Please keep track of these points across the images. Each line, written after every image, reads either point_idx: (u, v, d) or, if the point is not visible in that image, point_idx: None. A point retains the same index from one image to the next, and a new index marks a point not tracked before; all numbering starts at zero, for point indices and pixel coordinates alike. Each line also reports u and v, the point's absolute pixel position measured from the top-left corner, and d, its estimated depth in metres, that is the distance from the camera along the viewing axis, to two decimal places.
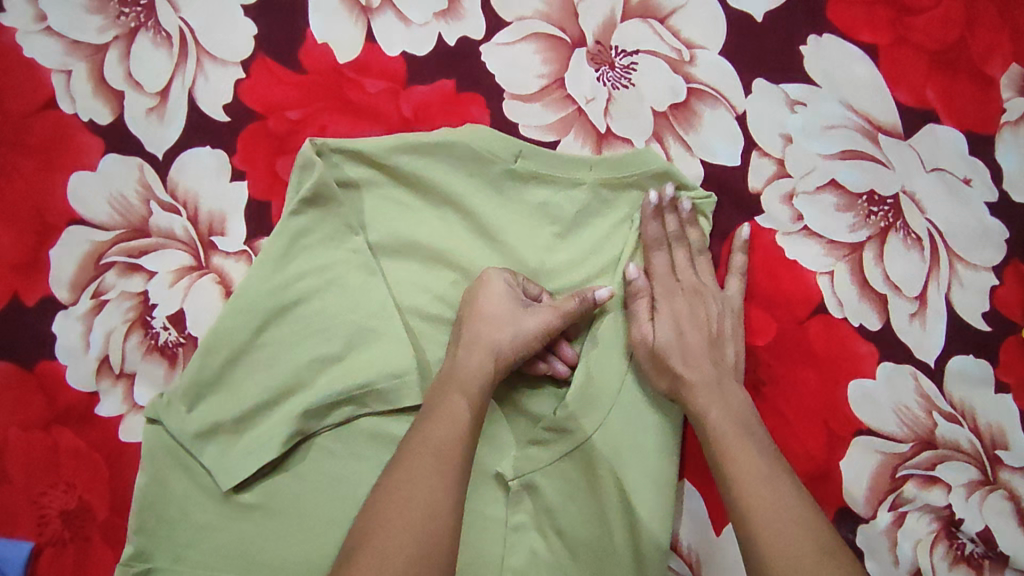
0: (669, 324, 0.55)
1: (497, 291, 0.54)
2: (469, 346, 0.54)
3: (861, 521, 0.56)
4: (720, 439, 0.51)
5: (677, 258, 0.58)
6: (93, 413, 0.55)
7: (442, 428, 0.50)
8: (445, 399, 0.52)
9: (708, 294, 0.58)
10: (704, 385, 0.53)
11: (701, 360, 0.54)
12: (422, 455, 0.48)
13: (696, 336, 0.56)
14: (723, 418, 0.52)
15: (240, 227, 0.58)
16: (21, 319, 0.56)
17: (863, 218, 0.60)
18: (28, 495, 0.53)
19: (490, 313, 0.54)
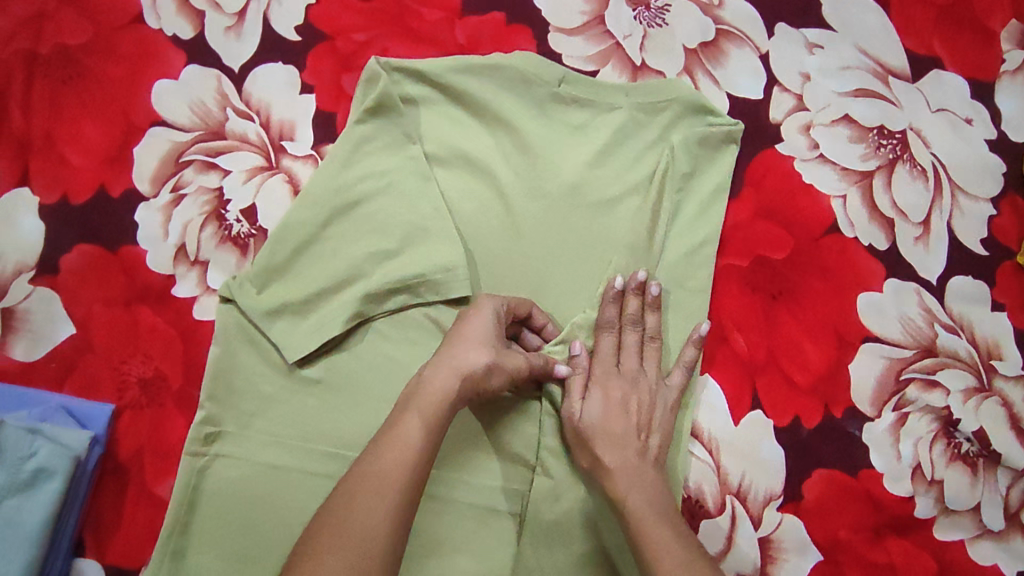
0: (600, 404, 0.55)
1: (480, 316, 0.53)
2: (440, 365, 0.50)
3: (867, 419, 0.61)
4: (637, 518, 0.50)
5: (626, 340, 0.58)
6: (170, 294, 0.60)
7: (392, 454, 0.46)
8: (400, 424, 0.47)
9: (643, 381, 0.58)
10: (626, 472, 0.53)
11: (624, 447, 0.54)
12: (365, 488, 0.44)
13: (624, 426, 0.55)
14: (637, 502, 0.51)
15: (307, 135, 0.63)
16: (107, 206, 0.61)
17: (874, 149, 0.66)
18: (111, 364, 0.59)
19: (469, 338, 0.51)
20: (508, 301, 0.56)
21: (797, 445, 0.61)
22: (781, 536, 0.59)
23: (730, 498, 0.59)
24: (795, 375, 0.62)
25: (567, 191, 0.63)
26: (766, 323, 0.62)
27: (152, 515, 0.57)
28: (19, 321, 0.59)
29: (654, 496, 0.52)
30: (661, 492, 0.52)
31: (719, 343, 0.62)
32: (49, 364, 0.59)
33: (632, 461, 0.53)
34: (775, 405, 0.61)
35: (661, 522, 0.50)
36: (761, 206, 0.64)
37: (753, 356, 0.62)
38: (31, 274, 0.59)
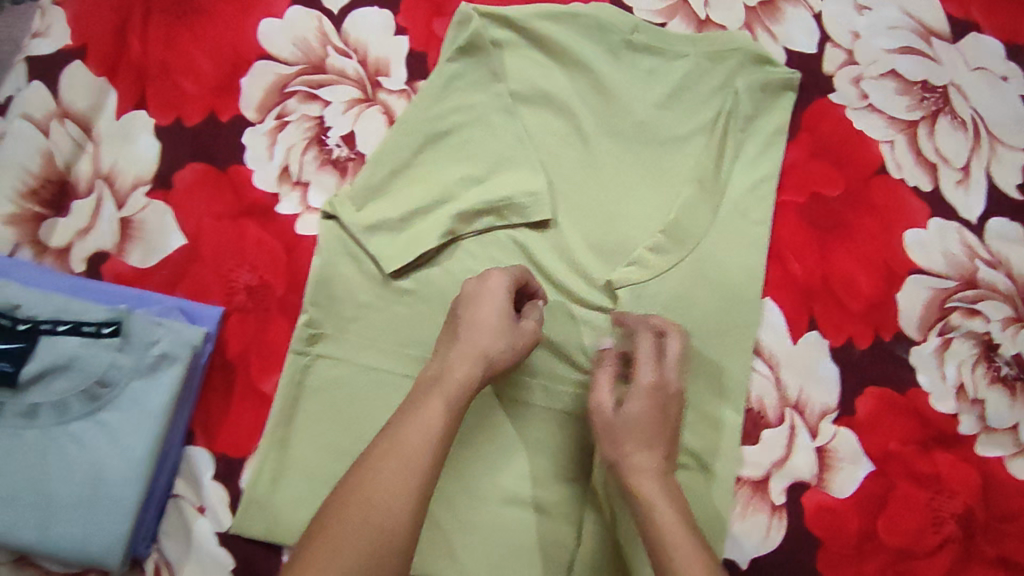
0: (632, 400, 0.54)
1: (496, 295, 0.55)
2: (463, 349, 0.52)
3: (914, 343, 0.66)
4: (659, 524, 0.49)
5: (648, 347, 0.57)
6: (274, 211, 0.65)
7: (417, 433, 0.47)
8: (421, 405, 0.49)
9: (670, 395, 0.55)
10: (639, 474, 0.52)
11: (640, 443, 0.53)
12: (394, 465, 0.45)
13: (639, 425, 0.53)
14: (648, 504, 0.50)
15: (402, 71, 0.68)
16: (217, 130, 0.66)
17: (918, 101, 0.71)
18: (220, 271, 0.63)
19: (488, 320, 0.54)
20: (522, 273, 0.59)
21: (850, 365, 0.65)
22: (836, 446, 0.64)
23: (790, 411, 0.64)
24: (849, 302, 0.67)
25: (639, 128, 0.68)
26: (822, 254, 0.67)
27: (257, 409, 0.62)
28: (136, 230, 0.64)
29: (661, 496, 0.50)
30: (665, 494, 0.50)
31: (778, 270, 0.67)
32: (162, 271, 0.63)
33: (645, 462, 0.52)
34: (830, 329, 0.66)
35: (679, 524, 0.49)
36: (817, 148, 0.70)
37: (810, 283, 0.67)
38: (147, 188, 0.64)
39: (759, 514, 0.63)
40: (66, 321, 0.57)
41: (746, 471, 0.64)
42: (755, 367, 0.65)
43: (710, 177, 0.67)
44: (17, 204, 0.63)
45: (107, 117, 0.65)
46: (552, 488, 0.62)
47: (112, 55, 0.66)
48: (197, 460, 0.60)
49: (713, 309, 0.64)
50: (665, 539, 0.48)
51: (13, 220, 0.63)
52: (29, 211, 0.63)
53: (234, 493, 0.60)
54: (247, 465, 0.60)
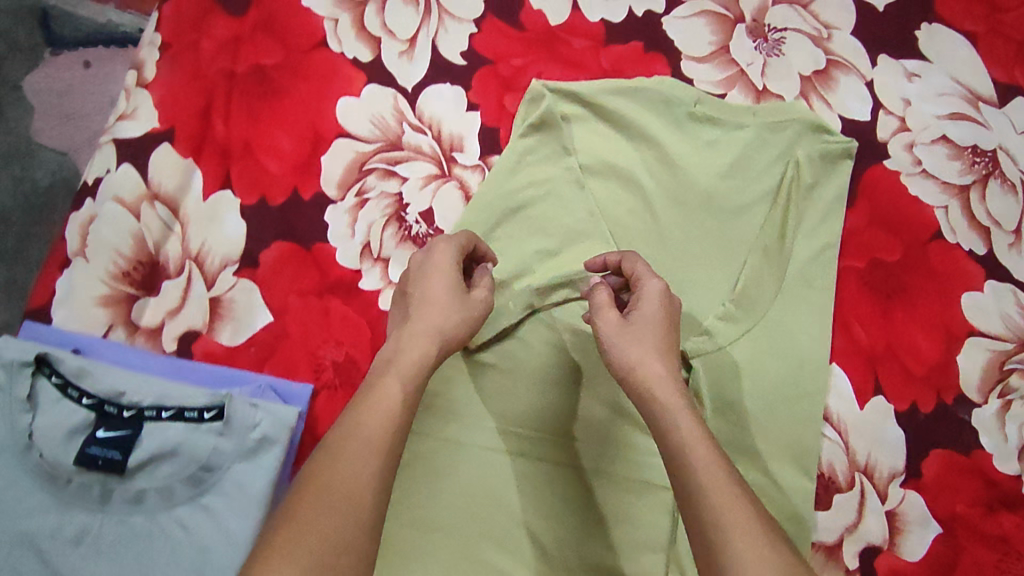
0: (640, 320, 0.55)
1: (447, 273, 0.58)
2: (417, 327, 0.54)
3: (975, 405, 0.69)
4: (678, 434, 0.49)
5: (638, 268, 0.60)
6: (357, 287, 0.67)
7: (376, 410, 0.48)
8: (378, 383, 0.50)
9: (670, 313, 0.57)
10: (654, 377, 0.52)
11: (648, 349, 0.54)
12: (351, 437, 0.46)
13: (645, 333, 0.55)
14: (658, 405, 0.51)
15: (475, 147, 0.71)
16: (300, 208, 0.68)
17: (969, 165, 0.74)
18: (307, 348, 0.65)
19: (439, 294, 0.57)
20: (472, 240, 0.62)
21: (915, 426, 0.68)
22: (904, 510, 0.66)
23: (859, 475, 0.67)
24: (910, 365, 0.69)
25: (705, 198, 0.70)
26: (884, 319, 0.70)
27: None
28: (225, 309, 0.65)
29: (673, 395, 0.51)
30: (677, 392, 0.51)
31: (843, 335, 0.70)
32: (250, 348, 0.65)
33: (658, 368, 0.52)
34: (893, 390, 0.68)
35: (697, 432, 0.49)
36: (875, 214, 0.72)
37: (873, 347, 0.69)
38: (234, 267, 0.66)
39: None
40: (169, 408, 0.59)
41: (820, 536, 0.66)
42: (826, 432, 0.67)
43: (774, 246, 0.69)
44: (110, 285, 0.65)
45: (193, 196, 0.67)
46: (636, 555, 0.63)
47: (197, 136, 0.68)
48: None
49: (781, 374, 0.67)
50: (680, 437, 0.48)
51: (107, 300, 0.65)
52: (122, 291, 0.65)
53: None
54: None
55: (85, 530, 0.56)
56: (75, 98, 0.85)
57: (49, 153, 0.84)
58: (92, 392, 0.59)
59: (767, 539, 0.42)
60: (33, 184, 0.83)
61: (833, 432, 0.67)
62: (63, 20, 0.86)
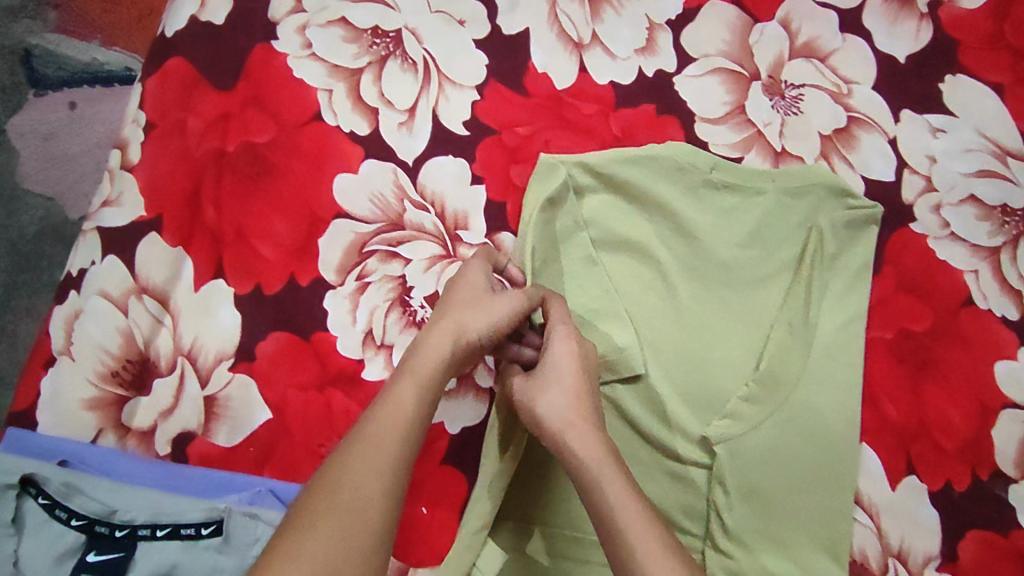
0: (543, 373, 0.55)
1: (475, 275, 0.58)
2: (436, 328, 0.54)
3: (1013, 482, 0.65)
4: (599, 486, 0.48)
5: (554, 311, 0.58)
6: (361, 378, 0.64)
7: (388, 412, 0.48)
8: (395, 389, 0.50)
9: (573, 355, 0.56)
10: (570, 425, 0.52)
11: (563, 397, 0.53)
12: (367, 439, 0.46)
13: (556, 374, 0.54)
14: (577, 453, 0.50)
15: (482, 223, 0.67)
16: (299, 295, 0.65)
17: (999, 226, 0.70)
18: (309, 447, 0.62)
19: (464, 297, 0.56)
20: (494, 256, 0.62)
21: (950, 507, 0.64)
22: None
23: (892, 560, 0.63)
24: (944, 441, 0.66)
25: (723, 272, 0.68)
26: (915, 393, 0.66)
27: None
28: (221, 408, 0.62)
29: (587, 441, 0.51)
30: (593, 437, 0.51)
31: (873, 413, 0.66)
32: (249, 449, 0.62)
33: (572, 416, 0.52)
34: (926, 469, 0.65)
35: (621, 484, 0.48)
36: (902, 281, 0.69)
37: (904, 423, 0.66)
38: (230, 361, 0.63)
39: None
40: (164, 525, 0.55)
41: None
42: (857, 516, 0.64)
43: (797, 320, 0.66)
44: (98, 386, 0.61)
45: (184, 288, 0.64)
46: None
47: (187, 222, 0.65)
48: None
49: (809, 457, 0.64)
50: (605, 493, 0.48)
51: (96, 403, 0.61)
52: (110, 393, 0.61)
53: None
54: None
55: None
56: (59, 141, 0.88)
57: (36, 199, 0.87)
58: (80, 511, 0.55)
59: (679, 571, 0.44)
60: (19, 231, 0.86)
61: (864, 515, 0.64)
62: (45, 59, 0.89)
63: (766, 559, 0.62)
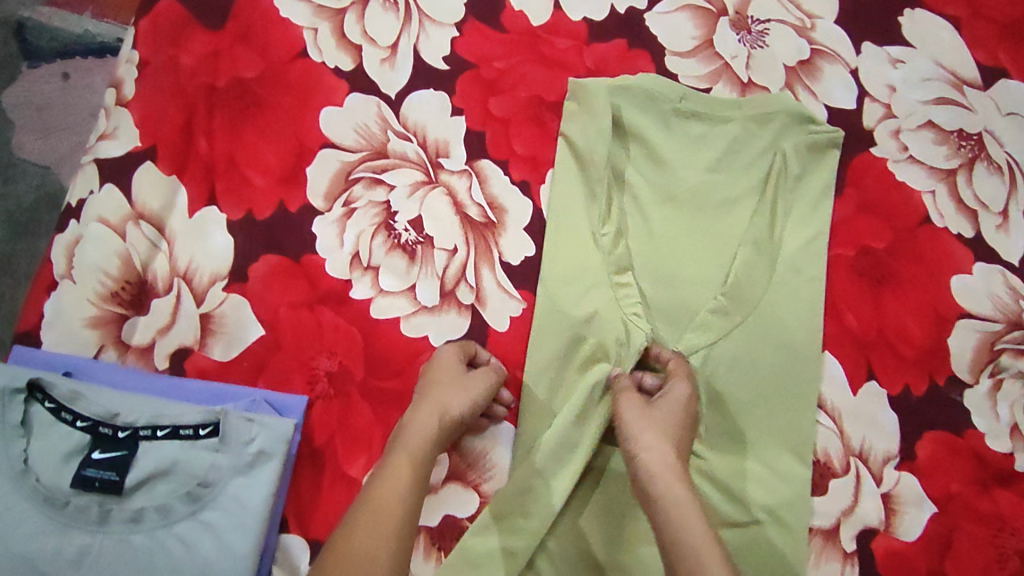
0: (637, 421, 0.58)
1: (450, 358, 0.62)
2: (420, 408, 0.59)
3: (967, 386, 0.69)
4: (679, 523, 0.50)
5: (677, 387, 0.62)
6: (348, 297, 0.67)
7: (384, 492, 0.53)
8: (389, 469, 0.54)
9: (675, 409, 0.60)
10: (659, 463, 0.55)
11: (660, 441, 0.57)
12: (367, 517, 0.51)
13: (664, 423, 0.58)
14: (660, 489, 0.53)
15: (462, 152, 0.70)
16: (288, 220, 0.68)
17: (956, 149, 0.74)
18: (300, 360, 0.66)
19: (443, 377, 0.61)
20: (467, 346, 0.64)
21: (908, 410, 0.68)
22: (900, 491, 0.67)
23: (854, 460, 0.67)
24: (902, 350, 0.69)
25: (693, 194, 0.71)
26: (875, 305, 0.70)
27: (346, 492, 0.63)
28: (215, 325, 0.65)
29: (676, 481, 0.54)
30: (674, 475, 0.54)
31: (835, 323, 0.70)
32: (242, 364, 0.65)
33: (666, 457, 0.55)
34: (885, 375, 0.69)
35: (691, 518, 0.51)
36: (863, 200, 0.72)
37: (865, 333, 0.69)
38: (224, 282, 0.66)
39: (832, 562, 0.66)
40: (164, 427, 0.59)
41: (817, 521, 0.66)
42: (820, 419, 0.68)
43: (763, 238, 0.69)
44: (98, 306, 0.65)
45: (179, 214, 0.67)
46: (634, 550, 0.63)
47: (180, 152, 0.68)
48: (293, 549, 0.62)
49: (776, 365, 0.67)
50: (681, 532, 0.50)
51: (96, 321, 0.65)
52: (111, 312, 0.65)
53: None
54: None
55: (84, 549, 0.57)
56: (55, 112, 0.82)
57: (32, 168, 0.81)
58: (85, 414, 0.59)
59: None
60: (16, 202, 0.80)
61: (827, 418, 0.68)
62: (38, 32, 0.83)
63: (734, 460, 0.66)
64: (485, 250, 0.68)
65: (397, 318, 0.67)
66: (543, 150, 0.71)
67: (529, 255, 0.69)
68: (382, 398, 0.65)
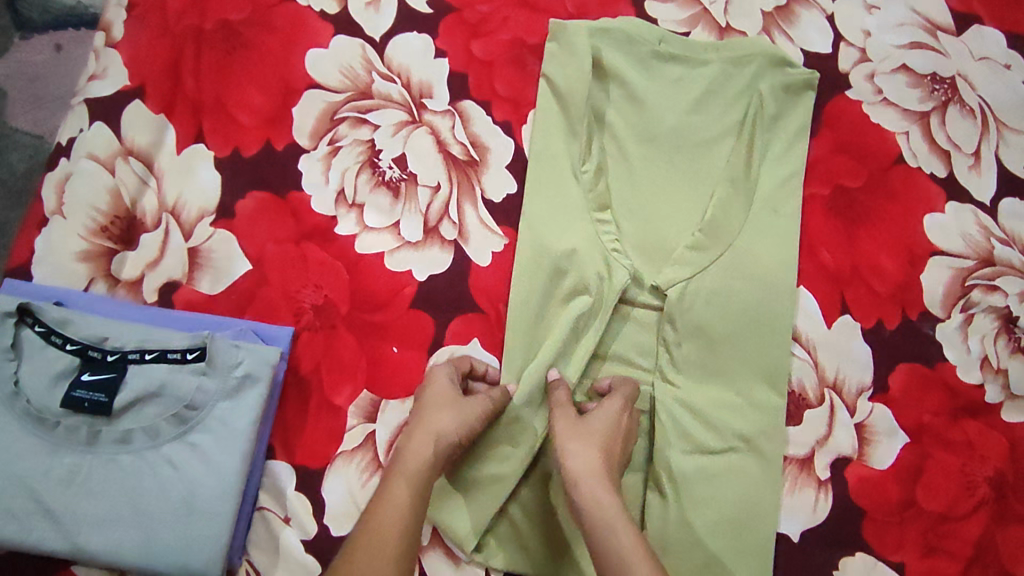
0: (572, 432, 0.58)
1: (442, 385, 0.62)
2: (416, 432, 0.58)
3: (939, 320, 0.71)
4: (609, 537, 0.52)
5: (615, 400, 0.62)
6: (334, 232, 0.68)
7: (384, 519, 0.52)
8: (387, 495, 0.54)
9: (611, 423, 0.60)
10: (586, 471, 0.55)
11: (592, 450, 0.57)
12: (368, 544, 0.50)
13: (597, 431, 0.59)
14: (590, 506, 0.53)
15: (445, 93, 0.72)
16: (274, 158, 0.69)
17: (928, 93, 0.76)
18: (286, 293, 0.67)
19: (438, 400, 0.60)
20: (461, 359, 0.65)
21: (882, 343, 0.70)
22: (874, 421, 0.69)
23: (829, 391, 0.69)
24: (876, 285, 0.71)
25: (672, 134, 0.72)
26: (850, 241, 0.72)
27: (332, 419, 0.65)
28: (203, 259, 0.67)
29: (608, 492, 0.54)
30: (609, 491, 0.54)
31: (810, 259, 0.71)
32: (229, 296, 0.67)
33: (598, 468, 0.56)
34: (859, 309, 0.70)
35: (622, 534, 0.52)
36: (839, 141, 0.74)
37: (839, 268, 0.71)
38: (211, 218, 0.68)
39: (807, 490, 0.67)
40: (152, 350, 0.60)
41: (792, 450, 0.68)
42: (795, 351, 0.69)
43: (739, 177, 0.71)
44: (88, 240, 0.66)
45: (167, 151, 0.68)
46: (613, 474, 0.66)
47: (168, 92, 0.69)
48: (280, 473, 0.64)
49: (751, 299, 0.69)
50: (612, 544, 0.51)
51: (86, 255, 0.66)
52: (101, 246, 0.66)
53: (317, 501, 0.63)
54: (326, 473, 0.64)
55: (74, 469, 0.58)
56: (45, 85, 0.70)
57: (30, 147, 0.69)
58: (74, 338, 0.60)
59: None
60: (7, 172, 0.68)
61: (801, 350, 0.69)
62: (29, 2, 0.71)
63: (710, 390, 0.68)
64: (467, 187, 0.70)
65: (381, 253, 0.68)
66: (524, 92, 0.73)
67: (511, 192, 0.71)
68: (367, 330, 0.67)
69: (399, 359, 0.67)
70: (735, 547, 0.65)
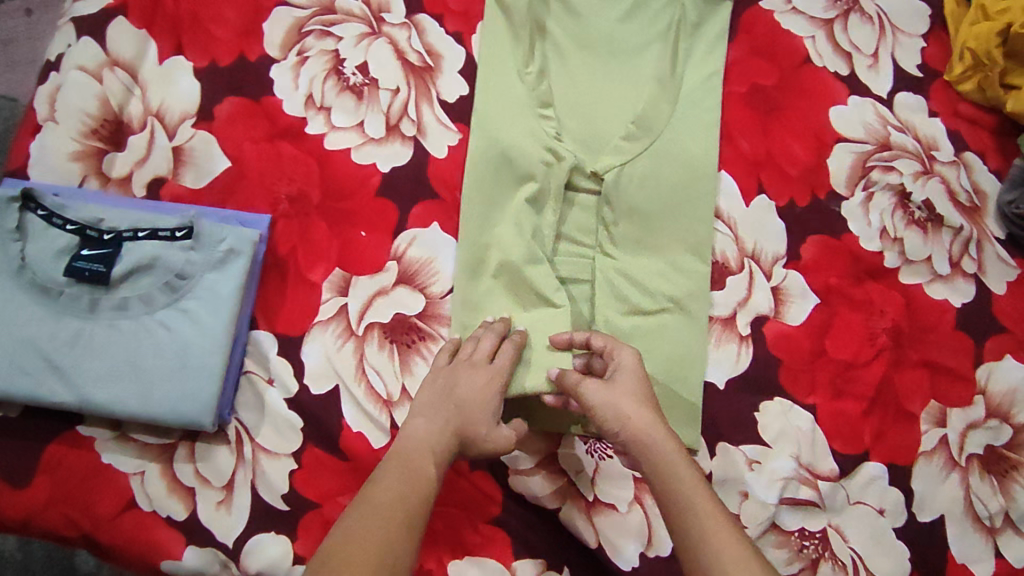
0: (605, 403, 0.61)
1: (480, 362, 0.65)
2: (452, 409, 0.62)
3: (844, 198, 0.81)
4: (681, 489, 0.56)
5: (624, 359, 0.64)
6: (305, 132, 0.76)
7: (411, 478, 0.56)
8: (420, 453, 0.58)
9: (629, 382, 0.63)
10: (643, 426, 0.59)
11: (638, 407, 0.61)
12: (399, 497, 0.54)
13: (630, 389, 0.62)
14: (652, 463, 0.58)
15: (401, 9, 0.80)
16: (247, 67, 0.77)
17: (832, 3, 0.85)
18: (263, 186, 0.75)
19: (473, 383, 0.63)
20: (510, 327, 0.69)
21: (793, 219, 0.80)
22: (788, 285, 0.78)
23: (748, 260, 0.78)
24: (788, 169, 0.81)
25: (605, 40, 0.81)
26: (764, 131, 0.81)
27: (308, 294, 0.73)
28: (186, 156, 0.74)
29: (670, 444, 0.59)
30: (666, 437, 0.59)
31: (730, 147, 0.81)
32: (212, 189, 0.74)
33: (648, 420, 0.60)
34: (773, 190, 0.80)
35: (690, 482, 0.57)
36: (753, 46, 0.84)
37: (756, 155, 0.81)
38: (193, 120, 0.75)
39: (730, 344, 0.77)
40: (144, 230, 0.68)
41: (717, 311, 0.77)
42: (717, 227, 0.79)
43: (666, 74, 0.79)
44: (80, 142, 0.73)
45: (149, 63, 0.76)
46: None
47: (149, 10, 0.77)
48: (264, 342, 0.72)
49: (679, 182, 0.78)
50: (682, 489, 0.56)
51: (79, 155, 0.73)
52: (91, 148, 0.73)
53: (298, 364, 0.71)
54: (305, 341, 0.72)
55: (78, 333, 0.65)
56: (18, 46, 0.93)
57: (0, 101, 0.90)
58: (73, 220, 0.68)
59: (746, 547, 0.54)
60: None
61: (723, 226, 0.79)
62: None
63: (645, 262, 0.77)
64: (423, 90, 0.78)
65: (347, 149, 0.76)
66: (472, 7, 0.81)
67: (463, 93, 0.79)
68: (337, 217, 0.75)
69: (367, 241, 0.75)
70: (668, 394, 0.74)
